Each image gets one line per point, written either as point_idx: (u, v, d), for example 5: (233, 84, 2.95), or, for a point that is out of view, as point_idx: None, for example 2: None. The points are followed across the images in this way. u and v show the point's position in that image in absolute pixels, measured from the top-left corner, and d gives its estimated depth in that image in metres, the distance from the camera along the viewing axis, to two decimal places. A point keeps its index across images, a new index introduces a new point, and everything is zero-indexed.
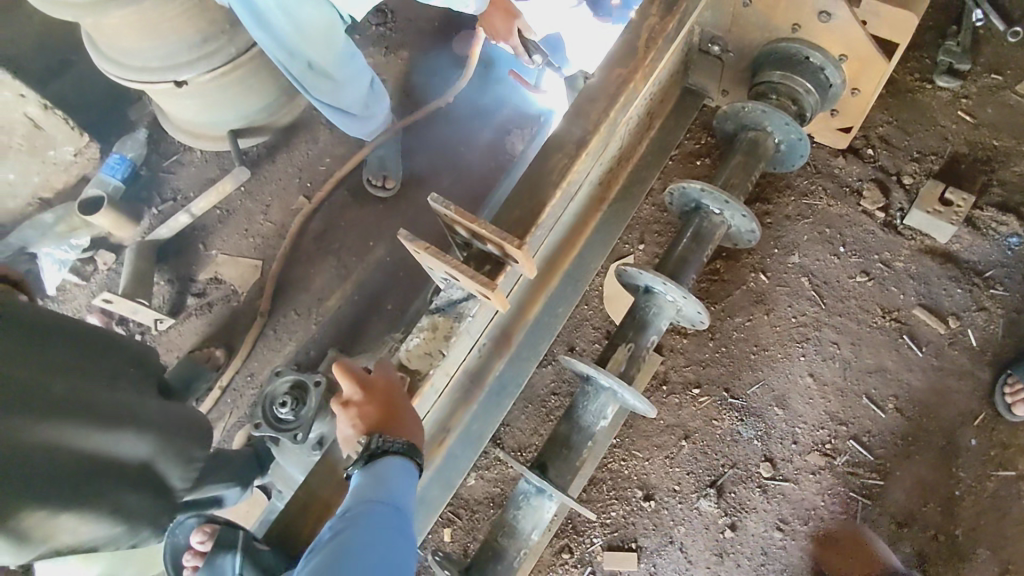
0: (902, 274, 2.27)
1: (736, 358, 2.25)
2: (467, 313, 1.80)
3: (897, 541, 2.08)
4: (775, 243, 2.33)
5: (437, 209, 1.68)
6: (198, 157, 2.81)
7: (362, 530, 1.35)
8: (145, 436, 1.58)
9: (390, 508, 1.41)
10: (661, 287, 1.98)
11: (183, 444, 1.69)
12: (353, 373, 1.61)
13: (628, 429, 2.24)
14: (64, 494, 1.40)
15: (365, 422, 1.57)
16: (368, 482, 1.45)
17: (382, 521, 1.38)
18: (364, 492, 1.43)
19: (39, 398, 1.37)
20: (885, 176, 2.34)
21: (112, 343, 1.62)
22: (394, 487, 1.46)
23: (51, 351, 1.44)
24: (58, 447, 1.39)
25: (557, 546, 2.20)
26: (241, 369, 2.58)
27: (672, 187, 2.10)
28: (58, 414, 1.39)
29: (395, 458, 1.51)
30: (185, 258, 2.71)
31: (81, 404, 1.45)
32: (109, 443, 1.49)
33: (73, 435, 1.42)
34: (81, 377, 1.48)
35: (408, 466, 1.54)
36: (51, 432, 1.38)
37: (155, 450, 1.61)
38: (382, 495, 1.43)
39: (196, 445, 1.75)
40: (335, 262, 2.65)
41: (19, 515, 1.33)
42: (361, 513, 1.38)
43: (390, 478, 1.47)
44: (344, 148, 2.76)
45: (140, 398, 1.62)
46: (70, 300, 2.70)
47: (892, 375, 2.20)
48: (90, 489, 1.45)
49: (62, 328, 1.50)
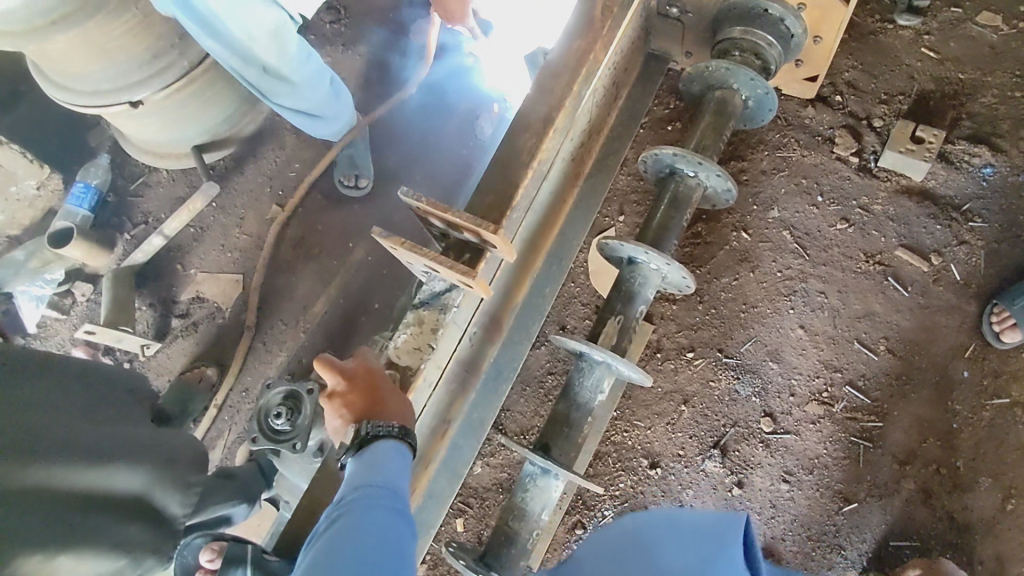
0: (881, 217, 2.28)
1: (727, 318, 2.26)
2: (452, 303, 1.78)
3: (901, 479, 2.11)
4: (753, 200, 2.33)
5: (408, 202, 1.67)
6: (164, 177, 2.76)
7: (358, 512, 1.31)
8: (139, 469, 1.56)
9: (385, 489, 1.38)
10: (644, 257, 1.97)
11: (180, 472, 1.68)
12: (337, 366, 1.71)
13: (627, 400, 2.25)
14: (59, 535, 1.38)
15: (350, 409, 1.62)
16: (359, 469, 1.43)
17: (378, 501, 1.34)
18: (356, 477, 1.41)
19: (20, 442, 1.35)
20: (856, 122, 2.34)
21: (95, 377, 1.61)
22: (386, 468, 1.43)
23: (29, 391, 1.43)
24: (47, 487, 1.37)
25: (569, 522, 2.22)
26: (234, 385, 2.56)
27: (644, 155, 2.09)
28: (43, 455, 1.38)
29: (387, 439, 1.50)
30: (164, 280, 2.67)
31: (68, 443, 1.43)
32: (102, 478, 1.48)
33: (62, 474, 1.40)
34: (64, 416, 1.46)
35: (402, 447, 1.52)
36: (37, 474, 1.36)
37: (152, 479, 1.60)
38: (375, 477, 1.40)
39: (193, 470, 1.73)
40: (316, 267, 2.62)
41: (15, 561, 1.30)
42: (354, 497, 1.35)
43: (382, 461, 1.45)
44: (312, 151, 2.72)
45: (128, 430, 1.60)
46: (51, 336, 2.65)
47: (881, 318, 2.21)
48: (87, 526, 1.43)
49: (40, 368, 1.49)
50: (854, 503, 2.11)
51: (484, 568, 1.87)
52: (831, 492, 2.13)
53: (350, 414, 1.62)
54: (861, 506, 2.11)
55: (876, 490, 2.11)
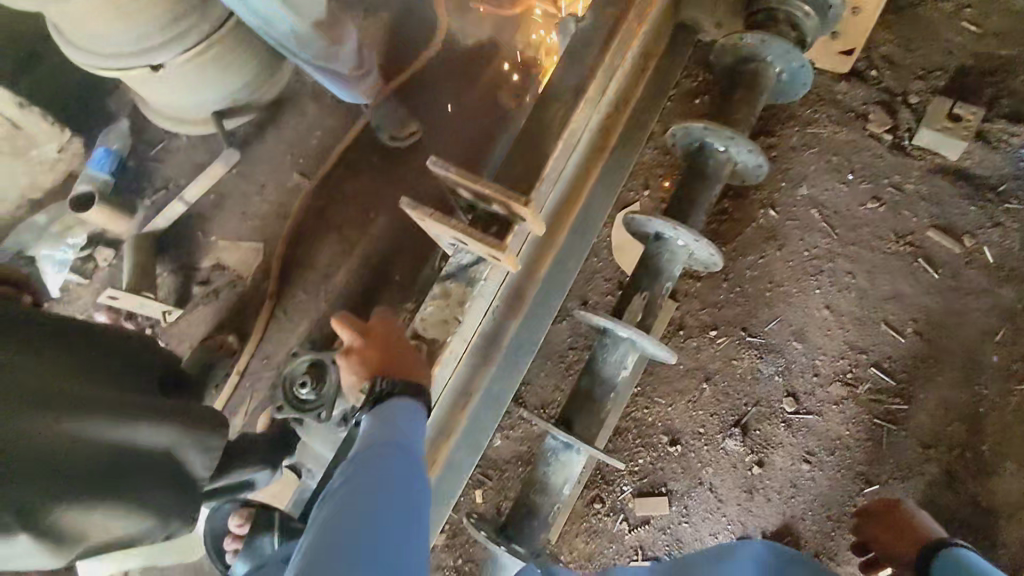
0: (914, 197, 2.22)
1: (751, 296, 2.24)
2: (479, 276, 1.79)
3: (924, 462, 2.10)
4: (782, 176, 2.29)
5: (437, 172, 1.65)
6: (185, 143, 2.74)
7: (369, 470, 1.31)
8: (166, 427, 1.59)
9: (398, 448, 1.38)
10: (672, 233, 1.95)
11: (203, 433, 1.68)
12: (353, 324, 1.74)
13: (648, 376, 2.25)
14: (82, 495, 1.40)
15: (366, 363, 1.65)
16: (372, 427, 1.44)
17: (388, 458, 1.35)
18: (368, 437, 1.41)
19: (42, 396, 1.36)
20: (890, 98, 2.27)
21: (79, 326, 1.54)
22: (398, 427, 1.44)
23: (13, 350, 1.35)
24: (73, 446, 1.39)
25: (588, 497, 2.23)
26: (256, 353, 2.58)
27: (674, 128, 2.04)
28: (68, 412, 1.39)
29: (401, 397, 1.52)
30: (186, 247, 2.67)
31: (87, 404, 1.43)
32: (120, 439, 1.48)
33: (91, 430, 1.42)
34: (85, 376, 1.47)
35: (418, 410, 1.53)
36: (62, 431, 1.37)
37: (178, 438, 1.62)
38: (387, 436, 1.40)
39: (219, 433, 1.72)
40: (337, 237, 2.62)
41: (40, 517, 1.33)
42: (365, 456, 1.35)
43: (396, 422, 1.45)
44: (333, 119, 2.70)
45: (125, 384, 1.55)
46: (75, 301, 2.68)
47: (910, 300, 2.18)
48: (115, 480, 1.46)
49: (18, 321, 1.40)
50: (875, 484, 2.11)
51: (505, 539, 1.90)
52: (852, 473, 2.13)
53: (373, 358, 1.65)
54: (882, 488, 2.11)
55: (899, 472, 2.11)
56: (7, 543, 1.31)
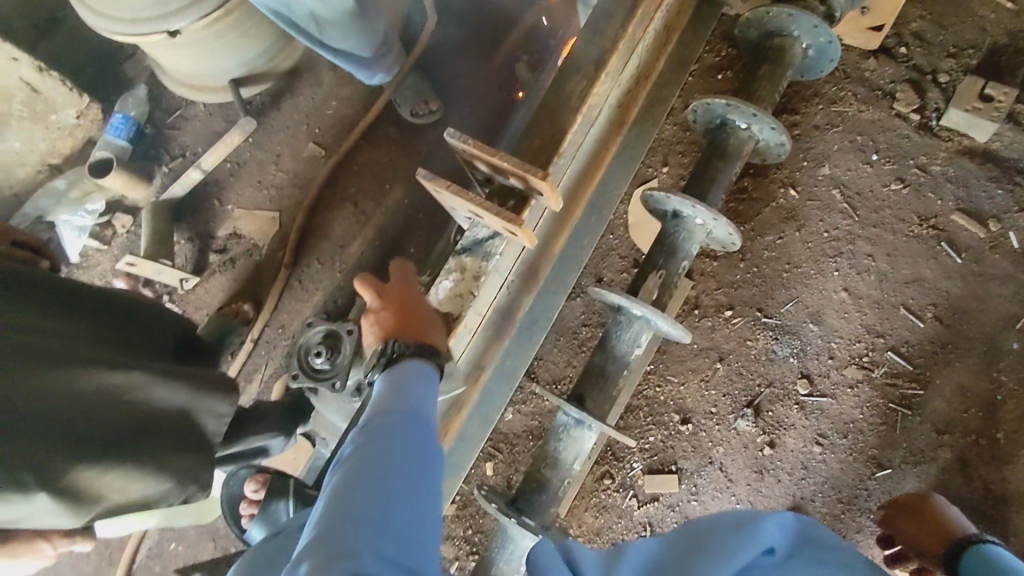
0: (939, 178, 2.17)
1: (768, 277, 2.22)
2: (495, 251, 1.79)
3: (938, 448, 2.08)
4: (804, 155, 2.25)
5: (454, 144, 1.63)
6: (201, 111, 2.73)
7: (385, 434, 1.30)
8: (177, 394, 1.62)
9: (412, 415, 1.37)
10: (690, 211, 1.93)
11: (212, 401, 1.72)
12: (371, 284, 1.76)
13: (661, 355, 2.24)
14: (100, 456, 1.42)
15: (380, 325, 1.68)
16: (385, 392, 1.43)
17: (403, 424, 1.33)
18: (382, 402, 1.40)
19: (58, 358, 1.39)
20: (920, 76, 2.21)
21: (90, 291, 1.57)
22: (412, 394, 1.43)
23: (25, 312, 1.38)
24: (89, 409, 1.41)
25: (598, 472, 2.25)
26: (271, 322, 2.61)
27: (695, 104, 2.01)
28: (84, 374, 1.42)
29: (414, 362, 1.53)
30: (202, 215, 2.68)
31: (101, 366, 1.46)
32: (135, 402, 1.51)
33: (105, 393, 1.45)
34: (98, 341, 1.50)
35: (429, 372, 1.54)
36: (78, 393, 1.40)
37: (189, 403, 1.65)
38: (401, 403, 1.39)
39: (226, 397, 1.77)
40: (352, 208, 2.61)
41: (59, 476, 1.35)
42: (381, 421, 1.34)
43: (409, 388, 1.44)
44: (350, 89, 2.67)
45: (136, 350, 1.58)
46: (94, 266, 2.70)
47: (931, 284, 2.14)
48: (131, 441, 1.48)
49: (30, 285, 1.43)
50: (888, 468, 2.10)
51: (515, 512, 1.93)
52: (864, 457, 2.12)
53: (388, 321, 1.67)
54: (895, 472, 2.10)
55: (911, 457, 2.10)
56: (29, 501, 1.33)
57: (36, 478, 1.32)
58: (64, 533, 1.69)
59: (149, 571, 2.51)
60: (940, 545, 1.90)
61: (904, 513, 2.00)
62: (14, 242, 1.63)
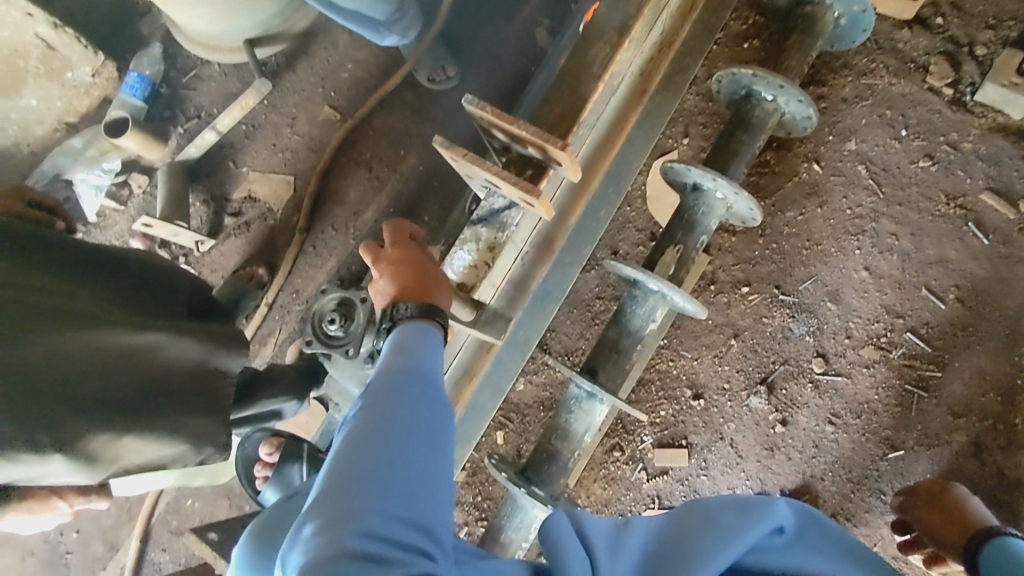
0: (970, 156, 2.11)
1: (788, 254, 2.18)
2: (510, 222, 1.77)
3: (953, 431, 2.07)
4: (830, 129, 2.19)
5: (472, 111, 1.60)
6: (217, 71, 2.70)
7: (391, 397, 1.20)
8: (192, 357, 1.63)
9: (419, 374, 1.28)
10: (711, 185, 1.89)
11: (227, 364, 1.74)
12: (368, 250, 1.66)
13: (676, 330, 2.23)
14: (116, 419, 1.44)
15: (382, 293, 1.60)
16: (390, 352, 1.34)
17: (410, 384, 1.24)
18: (386, 363, 1.30)
19: (74, 321, 1.40)
20: (955, 49, 2.12)
21: (105, 254, 1.58)
22: (418, 353, 1.33)
23: (37, 276, 1.39)
24: (105, 373, 1.42)
25: (608, 444, 2.26)
26: (286, 286, 2.62)
27: (720, 74, 1.96)
28: (100, 337, 1.43)
29: (417, 323, 1.43)
30: (218, 178, 2.67)
31: (117, 330, 1.46)
32: (150, 366, 1.52)
33: (121, 357, 1.46)
34: (113, 304, 1.51)
35: (431, 330, 1.45)
36: (94, 357, 1.41)
37: (204, 366, 1.66)
38: (407, 363, 1.29)
39: (239, 354, 1.79)
40: (367, 174, 2.59)
41: (75, 439, 1.38)
42: (385, 383, 1.24)
43: (414, 348, 1.35)
44: (366, 51, 2.62)
45: (152, 314, 1.59)
46: (111, 226, 2.71)
47: (955, 265, 2.10)
48: (145, 404, 1.50)
49: (42, 248, 1.43)
50: (901, 449, 2.09)
51: (525, 482, 1.94)
52: (876, 437, 2.11)
53: (387, 292, 1.57)
54: (907, 454, 2.09)
55: (925, 439, 2.08)
56: (45, 463, 1.36)
57: (52, 441, 1.35)
58: (80, 492, 1.77)
59: (168, 524, 2.58)
60: (958, 536, 1.79)
61: (929, 502, 1.90)
62: (30, 203, 1.67)
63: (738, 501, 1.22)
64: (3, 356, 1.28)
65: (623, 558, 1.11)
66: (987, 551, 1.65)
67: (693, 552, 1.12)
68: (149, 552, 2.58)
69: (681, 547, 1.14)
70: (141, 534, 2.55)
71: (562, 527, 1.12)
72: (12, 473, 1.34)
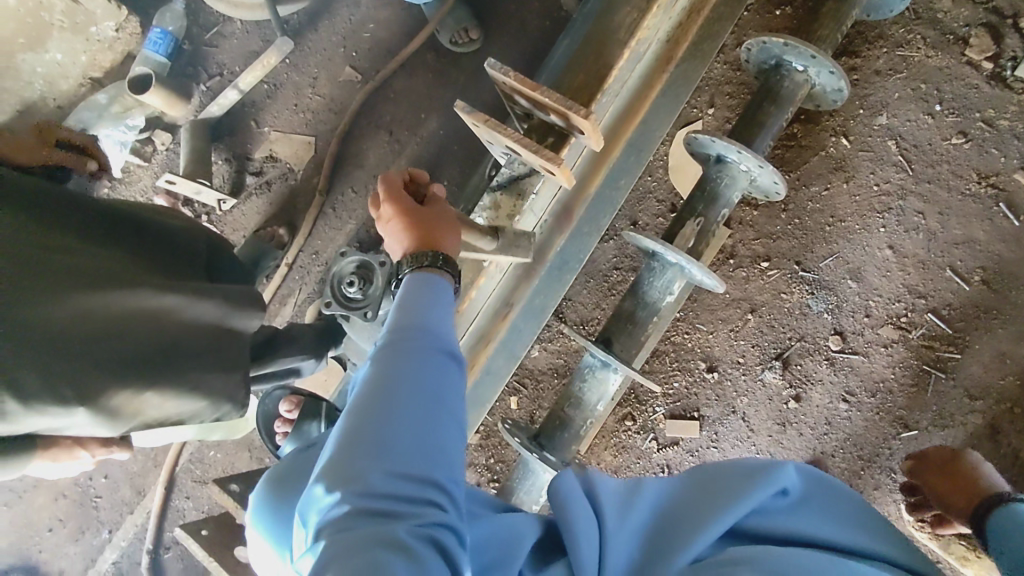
0: (1006, 134, 2.05)
1: (810, 230, 2.15)
2: (530, 190, 1.78)
3: (969, 413, 2.05)
4: (861, 103, 2.13)
5: (494, 76, 1.57)
6: (239, 28, 2.69)
7: (397, 357, 1.15)
8: (210, 317, 1.67)
9: (425, 329, 1.20)
10: (735, 157, 1.86)
11: (241, 325, 1.77)
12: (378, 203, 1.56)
13: (693, 303, 2.22)
14: (137, 376, 1.49)
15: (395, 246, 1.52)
16: (398, 302, 1.26)
17: (416, 340, 1.18)
18: (394, 316, 1.23)
19: (99, 280, 1.42)
20: (998, 20, 2.04)
21: (124, 213, 1.59)
22: (426, 304, 1.25)
23: (59, 233, 1.41)
24: (127, 331, 1.46)
25: (620, 414, 2.28)
26: (305, 247, 2.64)
27: (750, 43, 1.90)
28: (124, 296, 1.46)
29: (428, 274, 1.34)
30: (240, 137, 2.68)
31: (141, 290, 1.49)
32: (170, 326, 1.56)
33: (143, 317, 1.49)
34: (137, 263, 1.54)
35: (443, 281, 1.35)
36: (118, 316, 1.44)
37: (221, 327, 1.70)
38: (413, 317, 1.22)
39: (255, 312, 1.83)
40: (388, 137, 2.58)
41: (98, 394, 1.43)
42: (391, 339, 1.18)
43: (422, 297, 1.27)
44: (389, 11, 2.59)
45: (174, 274, 1.62)
46: (135, 182, 2.74)
47: (982, 246, 2.06)
48: (163, 362, 1.54)
49: (65, 206, 1.45)
50: (914, 430, 2.09)
51: (537, 447, 1.98)
52: (890, 416, 2.11)
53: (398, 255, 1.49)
54: (921, 434, 2.08)
55: (940, 420, 2.07)
56: (69, 417, 1.42)
57: (78, 397, 1.40)
58: (102, 443, 1.86)
59: (190, 474, 2.66)
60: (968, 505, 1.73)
61: (943, 475, 1.86)
62: (59, 142, 1.81)
63: (741, 464, 1.17)
64: (29, 312, 1.31)
65: (630, 517, 1.12)
66: (991, 519, 1.60)
67: (697, 518, 1.09)
68: (172, 500, 2.68)
69: (688, 514, 1.11)
70: (165, 482, 2.64)
71: (571, 486, 1.16)
72: (37, 423, 1.39)
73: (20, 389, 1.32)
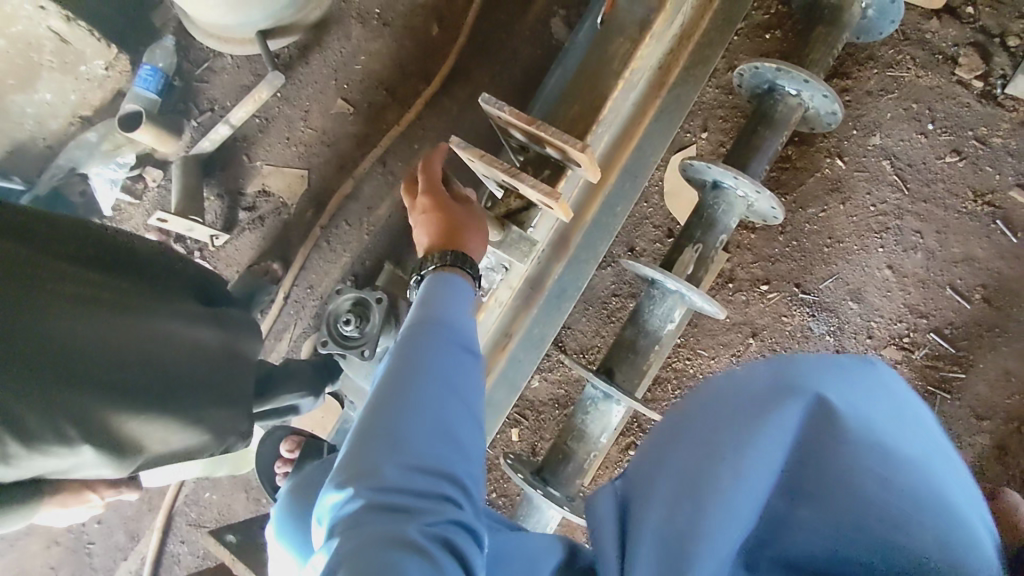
0: (1000, 151, 2.05)
1: (809, 252, 2.14)
2: (529, 222, 1.79)
3: (977, 433, 2.03)
4: (854, 123, 2.13)
5: (489, 111, 1.56)
6: (230, 63, 2.68)
7: (419, 352, 1.17)
8: (215, 347, 1.62)
9: (447, 327, 1.23)
10: (732, 182, 1.85)
11: (246, 353, 1.73)
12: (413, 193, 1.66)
13: (693, 328, 2.20)
14: (142, 411, 1.45)
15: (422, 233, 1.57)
16: (421, 301, 1.30)
17: (437, 338, 1.20)
18: (417, 314, 1.26)
19: (100, 311, 1.39)
20: (987, 39, 2.06)
21: (120, 244, 1.56)
22: (449, 305, 1.29)
23: (58, 264, 1.39)
24: (130, 364, 1.42)
25: (623, 443, 2.25)
26: (300, 281, 2.62)
27: (743, 68, 1.90)
28: (125, 326, 1.42)
29: (451, 272, 1.39)
30: (232, 172, 2.66)
31: (144, 321, 1.46)
32: (175, 357, 1.51)
33: (147, 348, 1.45)
34: (137, 292, 1.50)
35: (466, 285, 1.39)
36: (120, 348, 1.40)
37: (227, 357, 1.66)
38: (435, 315, 1.25)
39: (257, 341, 1.78)
40: (382, 168, 2.57)
41: (103, 430, 1.40)
42: (414, 334, 1.21)
43: (444, 298, 1.30)
44: (379, 43, 2.58)
45: (177, 304, 1.58)
46: (127, 220, 2.74)
47: (981, 264, 2.05)
48: (167, 394, 1.49)
49: (63, 238, 1.45)
50: None
51: (541, 482, 1.94)
52: None
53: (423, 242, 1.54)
54: None
55: None
56: (75, 455, 1.40)
57: (81, 433, 1.38)
58: (109, 484, 1.85)
59: (186, 517, 2.61)
60: None
61: None
62: None
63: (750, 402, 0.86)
64: (28, 349, 1.29)
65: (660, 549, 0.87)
66: None
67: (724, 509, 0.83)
68: (168, 544, 2.62)
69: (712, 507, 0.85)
70: (161, 526, 2.60)
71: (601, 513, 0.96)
72: (44, 463, 1.38)
73: (23, 429, 1.31)
